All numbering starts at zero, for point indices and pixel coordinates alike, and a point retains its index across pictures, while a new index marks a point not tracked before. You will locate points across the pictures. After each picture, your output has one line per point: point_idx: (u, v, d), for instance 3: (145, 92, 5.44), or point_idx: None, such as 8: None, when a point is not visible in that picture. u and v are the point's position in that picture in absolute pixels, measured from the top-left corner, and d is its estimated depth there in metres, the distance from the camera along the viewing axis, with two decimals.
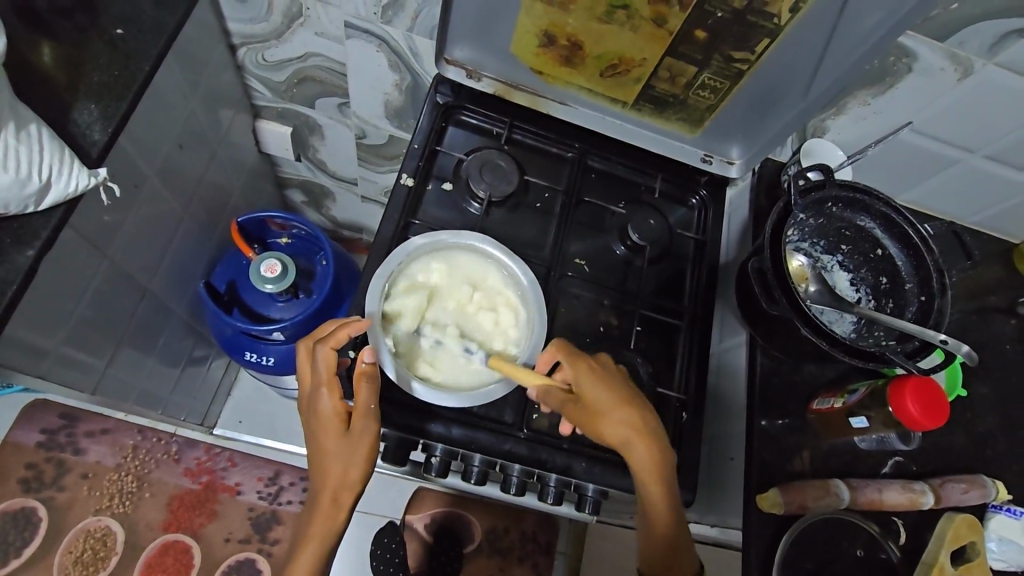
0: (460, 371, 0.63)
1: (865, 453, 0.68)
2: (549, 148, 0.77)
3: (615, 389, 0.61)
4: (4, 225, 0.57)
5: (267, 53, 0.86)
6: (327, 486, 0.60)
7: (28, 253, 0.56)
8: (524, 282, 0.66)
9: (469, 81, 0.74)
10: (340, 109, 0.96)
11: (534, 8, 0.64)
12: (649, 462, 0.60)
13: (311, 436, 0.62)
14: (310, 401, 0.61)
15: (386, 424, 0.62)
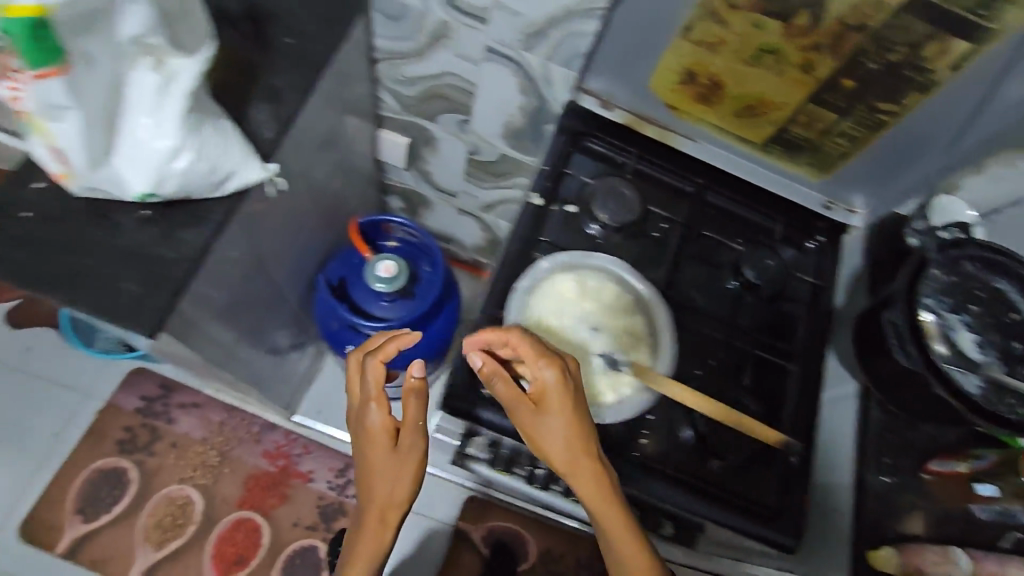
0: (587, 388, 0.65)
1: (983, 523, 0.61)
2: (671, 181, 0.79)
3: (563, 403, 0.58)
4: (186, 206, 0.62)
5: (405, 70, 0.91)
6: (376, 502, 0.67)
7: (204, 234, 0.62)
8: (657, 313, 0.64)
9: (603, 110, 0.77)
10: (460, 126, 1.00)
11: (681, 46, 0.66)
12: (586, 485, 0.58)
13: (360, 453, 0.69)
14: (359, 418, 0.69)
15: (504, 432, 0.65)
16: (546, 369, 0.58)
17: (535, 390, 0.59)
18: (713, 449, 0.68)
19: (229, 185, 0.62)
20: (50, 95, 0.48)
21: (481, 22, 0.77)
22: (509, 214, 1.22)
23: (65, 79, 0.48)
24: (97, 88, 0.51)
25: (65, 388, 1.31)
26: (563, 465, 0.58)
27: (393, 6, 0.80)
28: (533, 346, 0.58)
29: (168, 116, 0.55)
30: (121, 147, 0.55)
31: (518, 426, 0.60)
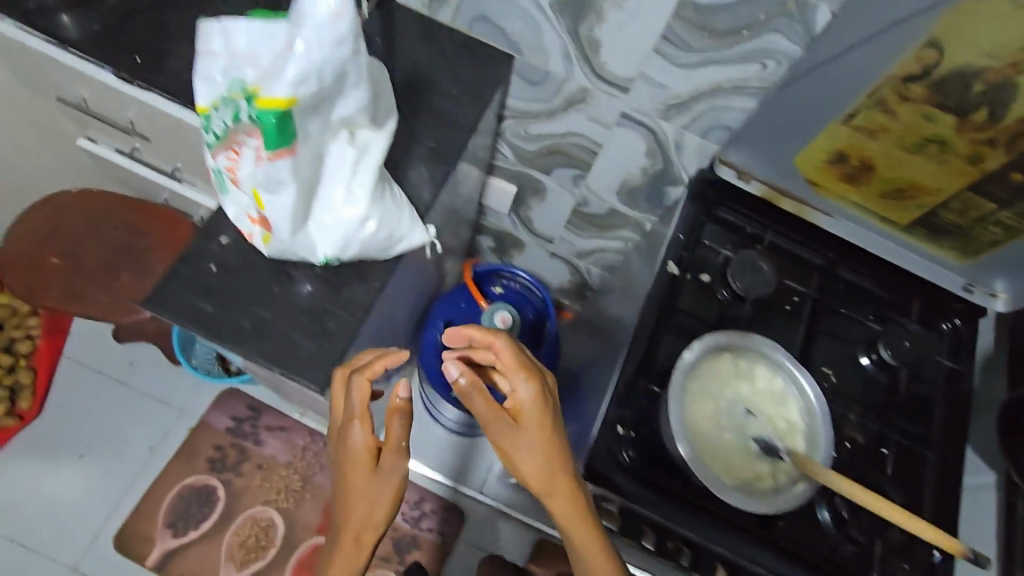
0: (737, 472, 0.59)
1: None
2: (804, 255, 0.78)
3: (540, 418, 0.62)
4: (355, 262, 0.65)
5: (531, 127, 0.94)
6: (351, 525, 0.61)
7: (371, 292, 0.65)
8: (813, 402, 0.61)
9: (738, 182, 0.79)
10: (574, 180, 1.02)
11: (838, 131, 0.67)
12: (561, 501, 0.62)
13: (338, 471, 0.63)
14: (338, 435, 0.62)
15: (642, 504, 0.65)
16: (523, 385, 0.63)
17: (514, 405, 0.63)
18: (855, 537, 0.67)
19: (397, 251, 0.64)
20: (275, 172, 0.52)
21: (624, 91, 0.80)
22: (604, 263, 1.24)
23: (292, 156, 0.52)
24: (309, 163, 0.55)
25: (163, 403, 1.36)
26: (539, 482, 0.62)
27: (536, 73, 0.83)
28: (513, 360, 0.64)
29: (360, 187, 0.58)
30: (315, 216, 0.58)
31: (497, 443, 0.63)
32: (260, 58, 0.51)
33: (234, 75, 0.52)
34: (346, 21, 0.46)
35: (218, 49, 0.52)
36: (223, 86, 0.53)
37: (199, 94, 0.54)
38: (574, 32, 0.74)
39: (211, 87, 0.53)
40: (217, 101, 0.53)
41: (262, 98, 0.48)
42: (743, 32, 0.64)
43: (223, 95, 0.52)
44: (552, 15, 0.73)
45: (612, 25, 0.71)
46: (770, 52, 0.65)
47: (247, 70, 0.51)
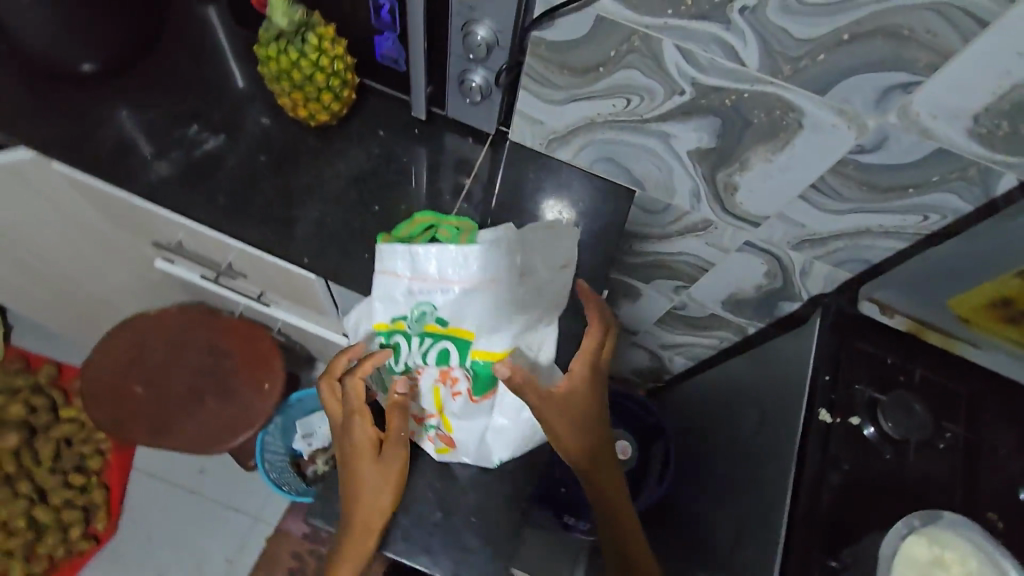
0: None
1: None
2: (950, 385, 0.75)
3: (586, 391, 0.63)
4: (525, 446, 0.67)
5: (637, 246, 0.92)
6: (357, 512, 0.61)
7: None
8: None
9: (881, 317, 0.76)
10: (673, 289, 1.00)
11: (1010, 281, 0.66)
12: (595, 473, 0.66)
13: (343, 467, 0.63)
14: (339, 430, 0.63)
15: None
16: (578, 375, 0.62)
17: (565, 383, 0.61)
18: None
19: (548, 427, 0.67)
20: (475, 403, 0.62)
21: (752, 225, 0.77)
22: (691, 357, 1.20)
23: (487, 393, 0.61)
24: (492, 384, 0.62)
25: (239, 512, 1.32)
26: (576, 449, 0.63)
27: (657, 204, 0.81)
28: (589, 339, 0.62)
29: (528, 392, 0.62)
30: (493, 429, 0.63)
31: (544, 417, 0.60)
32: (452, 284, 0.57)
33: (426, 298, 0.58)
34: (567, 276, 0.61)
35: (406, 272, 0.58)
36: (405, 305, 0.59)
37: (380, 309, 0.60)
38: (710, 175, 0.72)
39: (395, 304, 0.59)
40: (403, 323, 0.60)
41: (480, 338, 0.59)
42: (909, 190, 0.62)
43: (413, 319, 0.59)
44: (689, 160, 0.71)
45: (755, 174, 0.69)
46: (937, 207, 0.63)
47: (437, 294, 0.58)
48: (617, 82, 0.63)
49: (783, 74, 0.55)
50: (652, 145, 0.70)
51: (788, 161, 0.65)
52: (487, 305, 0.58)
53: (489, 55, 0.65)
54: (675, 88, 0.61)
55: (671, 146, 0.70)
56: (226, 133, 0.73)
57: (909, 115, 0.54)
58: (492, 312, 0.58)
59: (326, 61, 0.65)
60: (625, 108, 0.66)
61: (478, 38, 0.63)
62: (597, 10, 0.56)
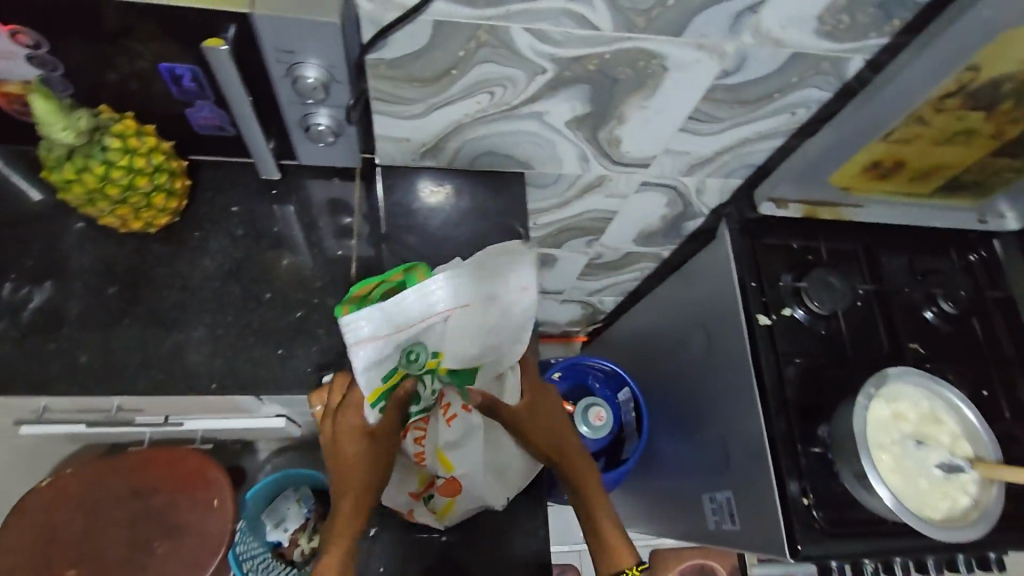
0: (942, 499, 0.62)
1: None
2: (848, 247, 0.82)
3: (548, 396, 0.65)
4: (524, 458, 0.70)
5: (541, 220, 0.90)
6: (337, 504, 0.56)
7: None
8: (960, 405, 0.65)
9: (779, 211, 0.81)
10: (586, 244, 1.01)
11: (874, 147, 0.70)
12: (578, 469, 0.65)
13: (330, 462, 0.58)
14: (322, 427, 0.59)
15: (845, 554, 0.66)
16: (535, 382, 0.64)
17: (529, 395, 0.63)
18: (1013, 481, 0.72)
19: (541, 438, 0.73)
20: (458, 428, 0.64)
21: (643, 167, 0.78)
22: (620, 293, 1.23)
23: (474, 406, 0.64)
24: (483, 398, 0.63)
25: None
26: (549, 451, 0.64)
27: (548, 178, 0.78)
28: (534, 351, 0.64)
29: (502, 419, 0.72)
30: (492, 461, 0.66)
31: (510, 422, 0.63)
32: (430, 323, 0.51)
33: (410, 344, 0.52)
34: (533, 299, 0.52)
35: (383, 331, 0.48)
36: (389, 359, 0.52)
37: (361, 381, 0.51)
38: (592, 137, 0.70)
39: (379, 363, 0.51)
40: (398, 374, 0.54)
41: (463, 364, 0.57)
42: (774, 96, 0.65)
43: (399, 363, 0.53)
44: (568, 130, 0.69)
45: (634, 123, 0.68)
46: (801, 102, 0.67)
47: (419, 336, 0.52)
48: (475, 77, 0.59)
49: (638, 27, 0.54)
50: (528, 128, 0.68)
51: (663, 102, 0.65)
52: (472, 330, 0.53)
53: (329, 93, 0.57)
54: (536, 69, 0.58)
55: (547, 122, 0.67)
56: (50, 279, 0.62)
57: (762, 32, 0.55)
58: (477, 338, 0.54)
59: (142, 160, 0.55)
60: (491, 102, 0.63)
61: (310, 80, 0.55)
62: (434, 17, 0.52)
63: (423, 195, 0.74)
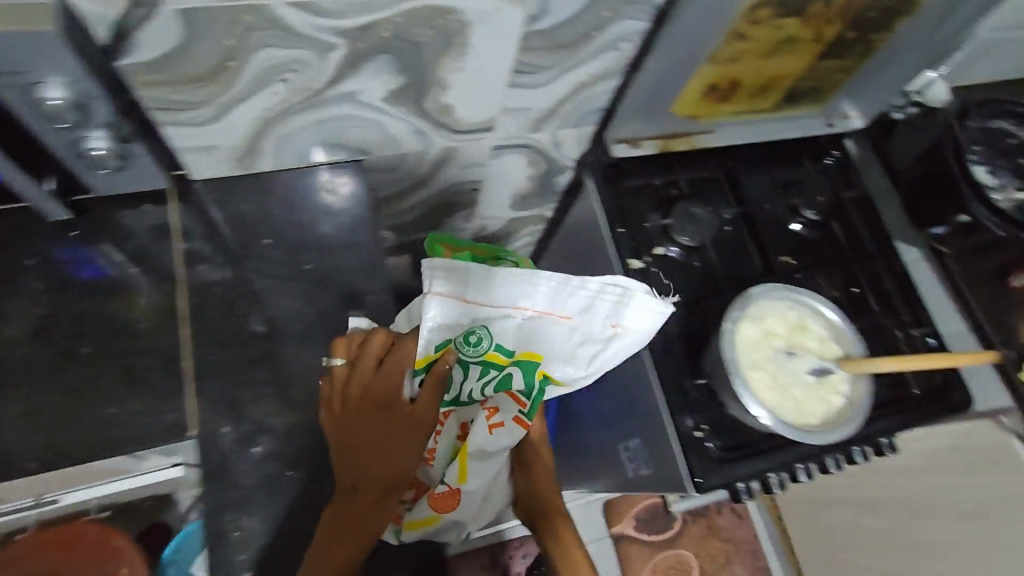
0: (820, 404, 0.64)
1: None
2: (709, 175, 0.83)
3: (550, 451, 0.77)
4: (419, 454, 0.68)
5: (403, 204, 0.85)
6: (376, 481, 0.58)
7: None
8: (822, 308, 0.68)
9: (632, 151, 0.79)
10: (464, 219, 0.97)
11: (706, 71, 0.69)
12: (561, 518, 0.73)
13: (363, 435, 0.58)
14: (334, 400, 0.59)
15: (743, 476, 0.68)
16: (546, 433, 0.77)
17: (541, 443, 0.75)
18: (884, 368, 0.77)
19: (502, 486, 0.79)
20: (495, 440, 0.68)
21: (488, 131, 0.74)
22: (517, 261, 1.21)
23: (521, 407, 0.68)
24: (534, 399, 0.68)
25: None
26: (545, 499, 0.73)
27: (392, 160, 0.74)
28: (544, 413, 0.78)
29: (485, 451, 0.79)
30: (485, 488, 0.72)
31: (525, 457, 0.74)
32: (519, 311, 0.65)
33: (476, 322, 0.65)
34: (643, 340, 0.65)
35: (474, 297, 0.64)
36: (458, 329, 0.64)
37: (425, 338, 0.63)
38: (420, 109, 0.66)
39: (448, 317, 0.64)
40: (446, 347, 0.64)
41: (521, 354, 0.66)
42: (592, 33, 0.62)
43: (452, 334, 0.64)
44: (389, 107, 0.64)
45: (457, 86, 0.64)
46: (623, 36, 0.64)
47: (499, 321, 0.65)
48: (258, 66, 0.53)
49: None
50: (343, 111, 0.63)
51: (479, 62, 0.61)
52: (564, 334, 0.66)
53: (88, 114, 0.50)
54: (323, 47, 0.53)
55: (361, 102, 0.62)
56: None
57: None
58: (556, 338, 0.67)
59: None
60: (289, 90, 0.57)
61: (55, 101, 0.48)
62: (175, 5, 0.45)
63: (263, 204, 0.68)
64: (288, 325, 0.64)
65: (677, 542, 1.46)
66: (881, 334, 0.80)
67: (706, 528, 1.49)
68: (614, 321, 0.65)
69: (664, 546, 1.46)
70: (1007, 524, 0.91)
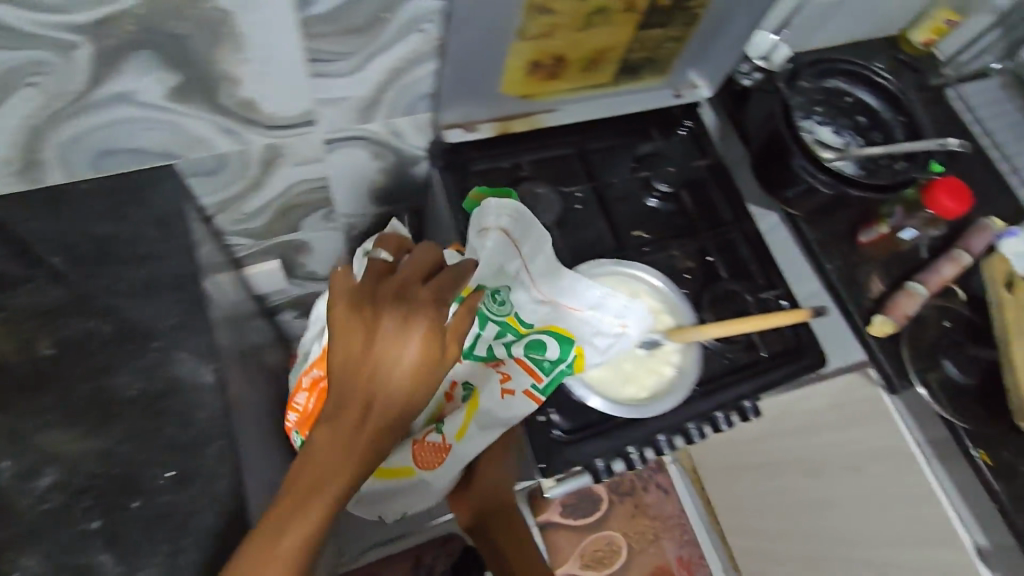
0: (649, 375, 0.74)
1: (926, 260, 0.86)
2: (555, 153, 0.83)
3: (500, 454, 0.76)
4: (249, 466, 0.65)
5: (244, 208, 0.82)
6: (370, 427, 0.47)
7: (234, 491, 0.57)
8: (654, 286, 0.77)
9: (470, 135, 0.78)
10: (325, 219, 0.93)
11: (521, 48, 0.68)
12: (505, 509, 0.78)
13: (378, 362, 0.46)
14: (351, 307, 0.48)
15: (589, 460, 0.69)
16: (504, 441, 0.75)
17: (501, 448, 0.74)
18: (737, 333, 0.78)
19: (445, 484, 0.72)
20: (505, 407, 0.68)
21: (310, 123, 0.70)
22: None
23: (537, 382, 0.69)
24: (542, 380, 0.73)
25: None
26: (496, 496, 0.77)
27: (209, 162, 0.70)
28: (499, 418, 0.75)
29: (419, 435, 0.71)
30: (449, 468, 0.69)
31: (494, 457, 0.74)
32: (547, 292, 0.73)
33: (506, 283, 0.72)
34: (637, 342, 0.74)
35: (519, 256, 0.72)
36: (493, 282, 0.71)
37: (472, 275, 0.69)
38: (217, 106, 0.62)
39: (498, 261, 0.71)
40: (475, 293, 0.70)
41: (544, 326, 0.73)
42: (384, 14, 0.58)
43: (493, 280, 0.71)
44: (179, 106, 0.60)
45: (251, 81, 0.60)
46: (423, 15, 0.60)
47: (526, 293, 0.73)
48: None
49: None
50: (124, 114, 0.59)
51: (263, 54, 0.57)
52: (587, 320, 0.73)
53: None
54: (61, 46, 0.50)
55: (141, 103, 0.58)
56: None
57: None
58: (579, 320, 0.73)
59: None
60: (43, 95, 0.54)
61: None
62: None
63: (67, 225, 0.65)
64: (84, 343, 0.61)
65: (606, 524, 1.46)
66: (737, 302, 0.80)
67: (633, 507, 1.49)
68: (622, 321, 0.73)
69: (591, 528, 1.46)
70: (884, 476, 0.93)
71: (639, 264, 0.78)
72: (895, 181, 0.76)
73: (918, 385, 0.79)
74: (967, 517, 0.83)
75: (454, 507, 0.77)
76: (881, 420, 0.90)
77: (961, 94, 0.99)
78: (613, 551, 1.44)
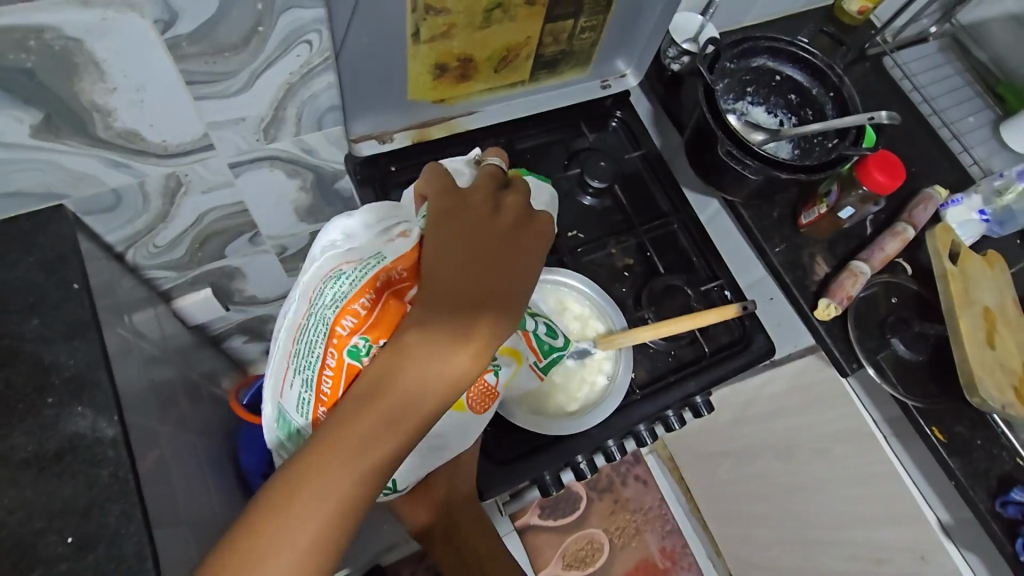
0: (587, 383, 0.72)
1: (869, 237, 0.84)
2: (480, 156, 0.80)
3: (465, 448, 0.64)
4: (169, 518, 0.61)
5: (157, 240, 0.77)
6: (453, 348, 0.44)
7: (142, 550, 0.53)
8: (584, 290, 0.74)
9: (385, 145, 0.77)
10: (252, 242, 0.88)
11: (419, 53, 0.66)
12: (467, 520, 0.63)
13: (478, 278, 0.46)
14: (468, 213, 0.49)
15: (532, 473, 0.67)
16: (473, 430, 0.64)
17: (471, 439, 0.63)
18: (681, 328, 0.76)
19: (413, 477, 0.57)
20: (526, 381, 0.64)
21: (210, 148, 0.65)
22: None
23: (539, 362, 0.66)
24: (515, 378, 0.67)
25: None
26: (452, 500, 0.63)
27: (102, 200, 0.66)
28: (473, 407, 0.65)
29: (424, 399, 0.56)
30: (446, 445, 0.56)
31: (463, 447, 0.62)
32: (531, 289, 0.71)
33: None
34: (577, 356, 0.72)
35: None
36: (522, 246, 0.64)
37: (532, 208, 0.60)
38: (94, 140, 0.57)
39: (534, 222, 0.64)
40: None
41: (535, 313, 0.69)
42: (259, 28, 0.53)
43: None
44: (51, 144, 0.56)
45: (124, 110, 0.55)
46: (304, 27, 0.55)
47: None
48: None
49: None
50: None
51: (131, 79, 0.52)
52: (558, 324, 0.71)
53: None
54: None
55: (5, 145, 0.54)
56: None
57: None
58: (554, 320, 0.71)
59: None
60: None
61: None
62: None
63: None
64: None
65: (585, 522, 1.45)
66: (680, 296, 0.78)
67: (613, 503, 1.47)
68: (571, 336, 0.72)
69: (571, 528, 1.44)
70: (848, 457, 0.92)
71: (568, 269, 0.75)
72: (827, 161, 0.73)
73: (868, 366, 0.77)
74: (928, 494, 0.81)
75: (407, 513, 0.64)
76: (839, 402, 0.88)
77: (900, 62, 0.96)
78: (595, 549, 1.42)
